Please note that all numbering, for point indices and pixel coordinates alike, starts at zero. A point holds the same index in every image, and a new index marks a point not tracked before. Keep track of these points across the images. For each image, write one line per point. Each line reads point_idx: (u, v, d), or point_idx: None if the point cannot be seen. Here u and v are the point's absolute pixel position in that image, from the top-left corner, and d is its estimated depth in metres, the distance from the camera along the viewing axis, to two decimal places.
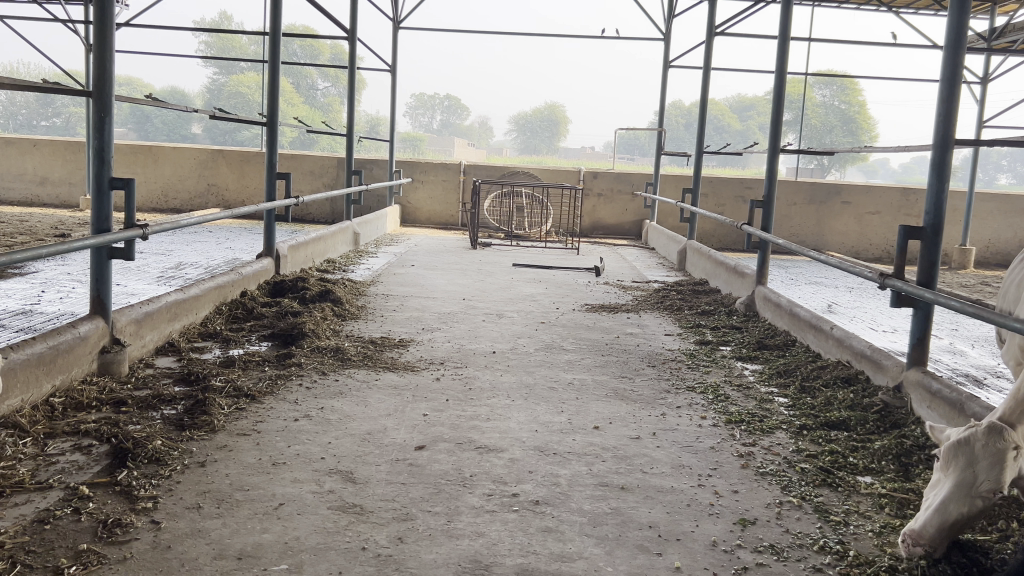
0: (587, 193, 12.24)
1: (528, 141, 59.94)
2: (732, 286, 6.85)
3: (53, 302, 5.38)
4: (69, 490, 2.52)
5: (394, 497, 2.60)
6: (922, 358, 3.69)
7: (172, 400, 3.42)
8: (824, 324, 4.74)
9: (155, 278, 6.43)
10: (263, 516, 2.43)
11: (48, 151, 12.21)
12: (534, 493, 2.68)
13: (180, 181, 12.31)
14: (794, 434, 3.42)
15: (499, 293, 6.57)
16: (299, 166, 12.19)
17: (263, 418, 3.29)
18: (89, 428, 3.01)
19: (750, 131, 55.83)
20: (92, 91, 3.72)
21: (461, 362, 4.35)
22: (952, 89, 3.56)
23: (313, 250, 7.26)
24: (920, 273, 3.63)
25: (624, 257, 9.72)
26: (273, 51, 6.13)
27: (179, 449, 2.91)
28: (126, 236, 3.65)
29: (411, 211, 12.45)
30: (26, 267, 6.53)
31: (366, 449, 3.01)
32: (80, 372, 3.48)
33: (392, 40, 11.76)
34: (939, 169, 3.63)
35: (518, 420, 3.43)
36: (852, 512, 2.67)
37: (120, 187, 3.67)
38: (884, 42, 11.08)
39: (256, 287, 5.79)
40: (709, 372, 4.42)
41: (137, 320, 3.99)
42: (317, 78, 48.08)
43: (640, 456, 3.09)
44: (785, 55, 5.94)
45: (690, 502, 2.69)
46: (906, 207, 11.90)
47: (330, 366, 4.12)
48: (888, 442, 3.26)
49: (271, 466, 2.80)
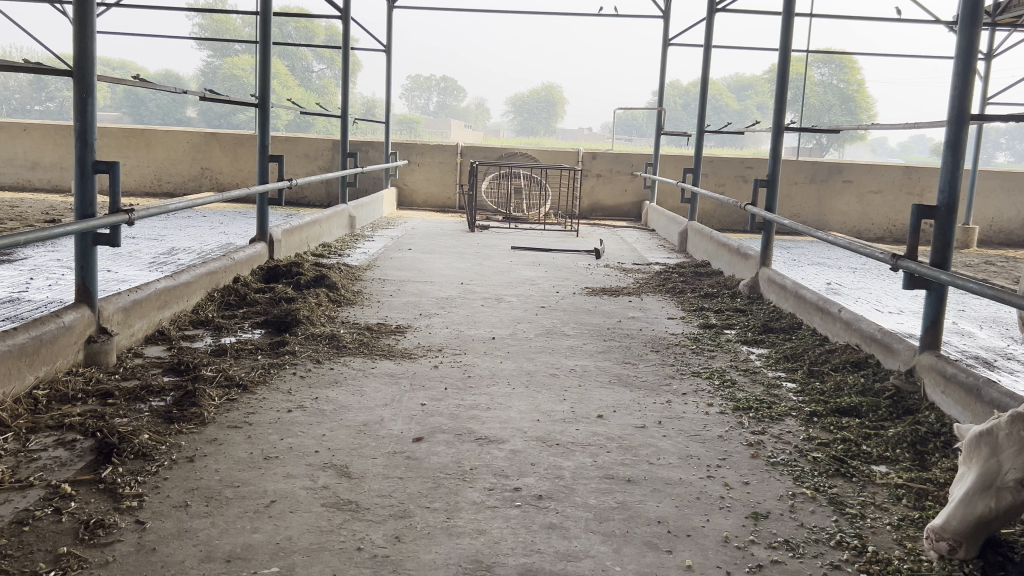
0: (586, 174, 12.10)
1: (525, 122, 59.71)
2: (735, 267, 6.72)
3: (41, 289, 5.24)
4: (50, 488, 2.41)
5: (390, 493, 2.48)
6: (936, 342, 3.57)
7: (160, 391, 3.31)
8: (832, 306, 4.62)
9: (146, 264, 6.30)
10: (253, 515, 2.31)
11: (38, 135, 12.04)
12: (536, 487, 2.57)
13: (173, 165, 12.13)
14: (804, 421, 3.31)
15: (497, 276, 6.46)
16: (294, 149, 12.03)
17: (255, 410, 3.18)
18: (74, 422, 2.90)
19: (747, 110, 55.66)
20: (71, 71, 3.56)
21: (459, 349, 4.23)
22: (968, 66, 3.42)
23: (307, 234, 7.12)
24: (933, 254, 3.50)
25: (623, 239, 9.59)
26: (264, 31, 5.95)
27: (167, 444, 2.79)
28: (111, 222, 3.51)
29: (408, 193, 12.31)
30: (15, 254, 6.40)
31: (361, 442, 2.89)
32: (66, 363, 3.36)
33: (386, 20, 11.56)
34: (953, 148, 3.50)
35: (519, 409, 3.32)
36: (868, 504, 2.56)
37: (104, 171, 3.53)
38: (888, 18, 10.87)
39: (249, 273, 5.66)
40: (714, 357, 4.30)
41: (125, 308, 3.86)
42: (312, 60, 47.87)
43: (645, 446, 2.98)
44: (789, 31, 5.79)
45: (699, 495, 2.58)
46: (908, 185, 11.76)
47: (326, 354, 4.00)
48: (901, 429, 3.15)
49: (263, 461, 2.69)
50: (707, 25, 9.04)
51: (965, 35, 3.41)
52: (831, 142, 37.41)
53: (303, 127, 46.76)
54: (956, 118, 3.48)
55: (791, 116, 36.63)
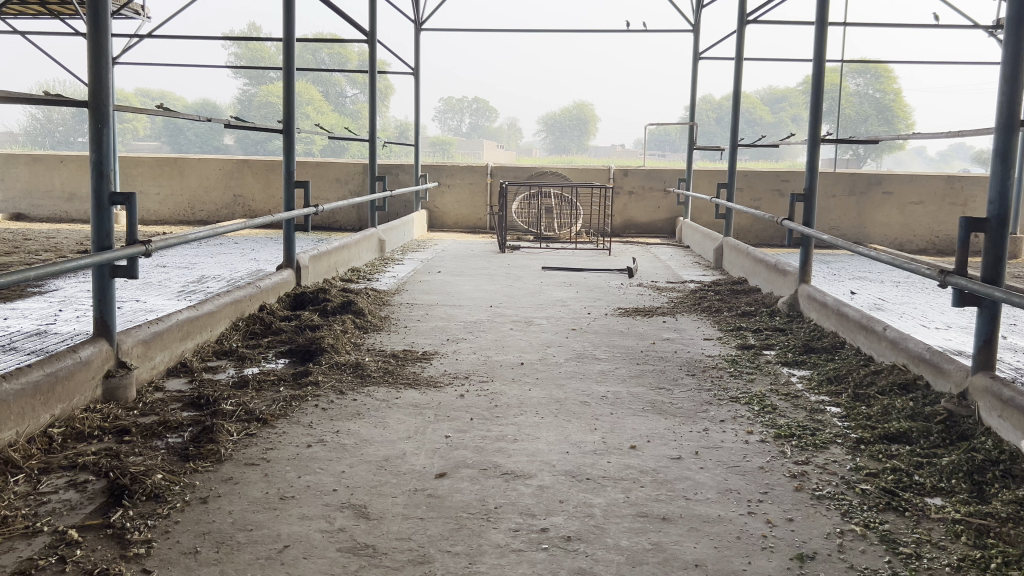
0: (618, 191, 11.95)
1: (558, 140, 59.91)
2: (773, 284, 6.51)
3: (68, 321, 5.21)
4: (57, 535, 2.31)
5: (410, 536, 2.35)
6: (989, 362, 3.35)
7: (178, 427, 3.21)
8: (876, 324, 4.42)
9: (175, 293, 6.27)
10: (265, 563, 2.19)
11: (74, 167, 12.20)
12: (565, 527, 2.42)
13: (206, 193, 12.21)
14: (850, 449, 3.12)
15: (527, 298, 6.33)
16: (325, 174, 12.04)
17: (273, 446, 3.07)
18: (87, 461, 2.81)
19: (783, 123, 55.43)
20: (86, 101, 3.51)
21: (486, 376, 4.09)
22: (1016, 68, 3.23)
23: (336, 259, 7.05)
24: (984, 268, 3.30)
25: (657, 256, 9.40)
26: (287, 56, 5.89)
27: (181, 484, 2.69)
28: (128, 253, 3.43)
29: (439, 215, 12.24)
30: (46, 286, 6.41)
31: (382, 479, 2.76)
32: (82, 400, 3.28)
33: (414, 42, 11.57)
34: (1003, 155, 3.30)
35: (548, 440, 3.17)
36: (924, 542, 2.37)
37: (120, 203, 3.47)
38: (925, 24, 10.56)
39: (277, 300, 5.59)
40: (753, 380, 4.12)
41: (145, 341, 3.78)
42: (344, 86, 48.84)
43: (681, 480, 2.81)
44: (822, 40, 5.62)
45: (740, 534, 2.40)
46: (950, 195, 11.43)
47: (349, 384, 3.88)
48: (956, 457, 2.94)
49: (279, 501, 2.57)
50: (737, 36, 8.88)
51: (1012, 38, 3.21)
52: (868, 151, 37.06)
53: (337, 151, 47.51)
54: (1004, 124, 3.28)
55: (827, 127, 36.27)
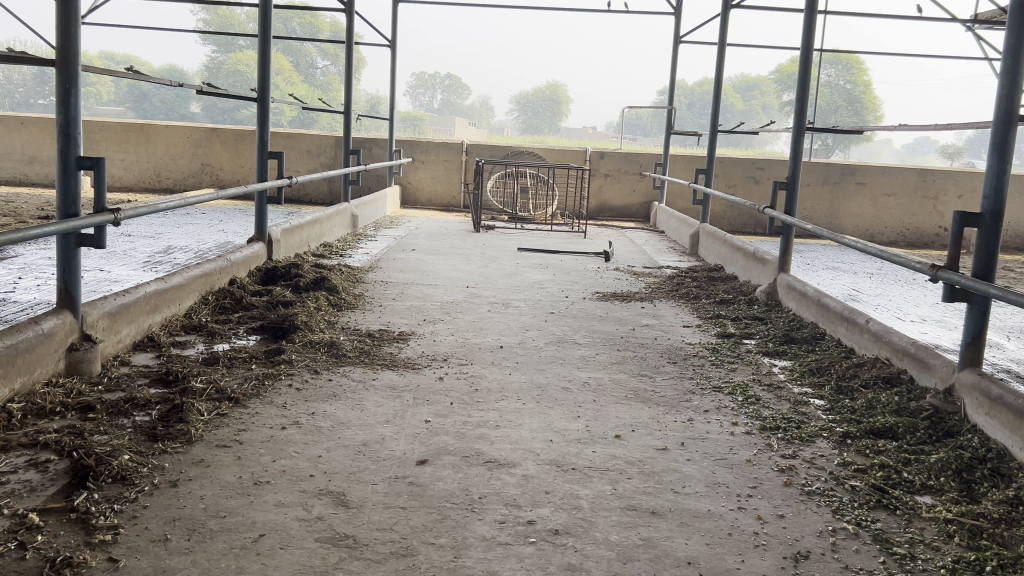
0: (593, 174, 11.86)
1: (530, 121, 59.77)
2: (750, 272, 6.47)
3: (28, 290, 5.00)
4: (16, 519, 2.18)
5: (391, 526, 2.25)
6: (976, 359, 3.33)
7: (145, 405, 3.07)
8: (858, 317, 4.38)
9: (141, 263, 6.07)
10: (239, 552, 2.08)
11: (34, 130, 11.81)
12: (552, 520, 2.34)
13: (173, 161, 11.90)
14: (837, 443, 3.08)
15: (504, 279, 6.23)
16: (296, 146, 11.80)
17: (246, 427, 2.95)
18: (49, 439, 2.67)
19: (753, 111, 55.85)
20: (52, 59, 3.32)
21: (465, 358, 3.99)
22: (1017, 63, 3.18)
23: (308, 234, 6.88)
24: (976, 264, 3.26)
25: (633, 240, 9.36)
26: (264, 22, 5.69)
27: (149, 466, 2.56)
28: (95, 221, 3.27)
29: (412, 191, 12.08)
30: (5, 251, 6.17)
31: (361, 465, 2.66)
32: (44, 373, 3.13)
33: (392, 14, 11.31)
34: (999, 150, 3.26)
35: (530, 427, 3.09)
36: (917, 542, 2.32)
37: (88, 168, 3.30)
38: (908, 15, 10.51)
39: (247, 275, 5.43)
40: (735, 370, 4.07)
41: (111, 313, 3.63)
42: (314, 57, 48.14)
43: (669, 472, 2.74)
44: (811, 30, 5.54)
45: (731, 531, 2.34)
46: (922, 188, 11.48)
47: (324, 364, 3.76)
48: (944, 454, 2.91)
49: (253, 486, 2.46)
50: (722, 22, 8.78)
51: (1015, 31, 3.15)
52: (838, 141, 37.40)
53: (306, 123, 46.86)
54: (1003, 118, 3.22)
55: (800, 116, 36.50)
